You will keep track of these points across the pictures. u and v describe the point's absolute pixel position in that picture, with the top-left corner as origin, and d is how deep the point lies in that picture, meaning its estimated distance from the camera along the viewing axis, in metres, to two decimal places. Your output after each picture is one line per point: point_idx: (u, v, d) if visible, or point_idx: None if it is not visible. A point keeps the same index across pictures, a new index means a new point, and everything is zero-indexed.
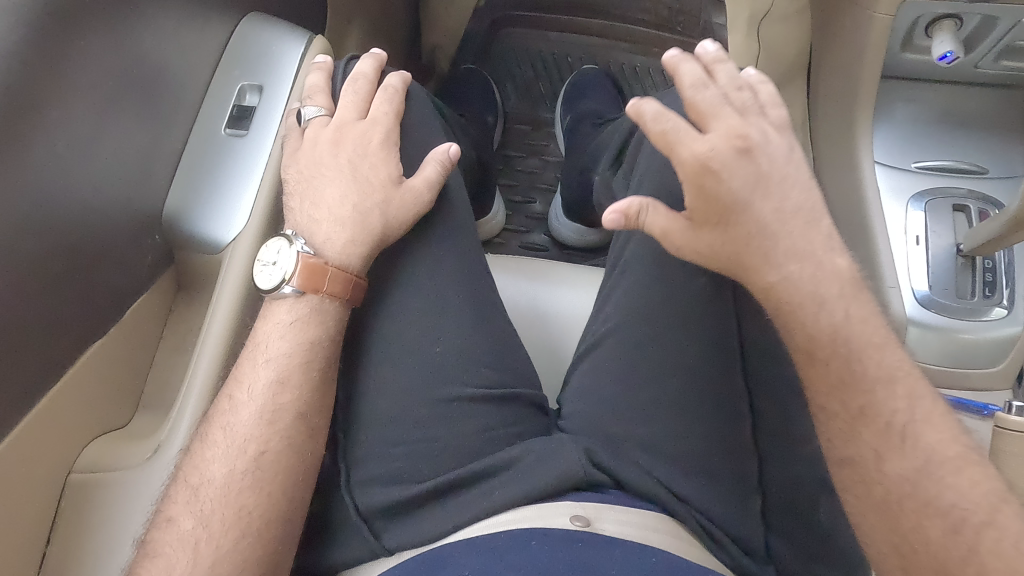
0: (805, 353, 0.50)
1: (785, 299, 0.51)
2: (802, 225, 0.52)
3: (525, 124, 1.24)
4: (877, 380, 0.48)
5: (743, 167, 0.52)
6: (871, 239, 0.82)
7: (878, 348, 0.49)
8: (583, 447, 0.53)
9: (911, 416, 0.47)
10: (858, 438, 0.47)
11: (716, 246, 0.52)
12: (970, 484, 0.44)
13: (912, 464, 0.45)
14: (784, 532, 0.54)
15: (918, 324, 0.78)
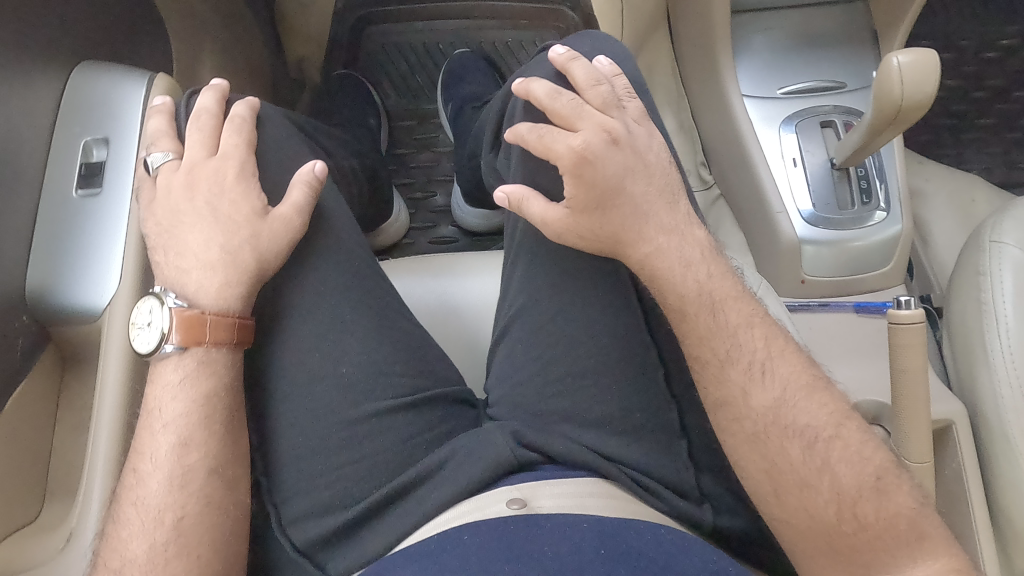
0: (677, 313, 0.55)
1: (654, 268, 0.55)
2: (664, 207, 0.56)
3: (410, 120, 1.22)
4: (733, 330, 0.54)
5: (606, 160, 0.54)
6: (753, 171, 0.85)
7: (734, 304, 0.55)
8: (509, 431, 0.56)
9: (764, 356, 0.53)
10: (727, 380, 0.53)
11: (599, 232, 0.55)
12: (817, 408, 0.51)
13: (771, 396, 0.51)
14: (715, 468, 0.56)
15: (812, 242, 0.82)
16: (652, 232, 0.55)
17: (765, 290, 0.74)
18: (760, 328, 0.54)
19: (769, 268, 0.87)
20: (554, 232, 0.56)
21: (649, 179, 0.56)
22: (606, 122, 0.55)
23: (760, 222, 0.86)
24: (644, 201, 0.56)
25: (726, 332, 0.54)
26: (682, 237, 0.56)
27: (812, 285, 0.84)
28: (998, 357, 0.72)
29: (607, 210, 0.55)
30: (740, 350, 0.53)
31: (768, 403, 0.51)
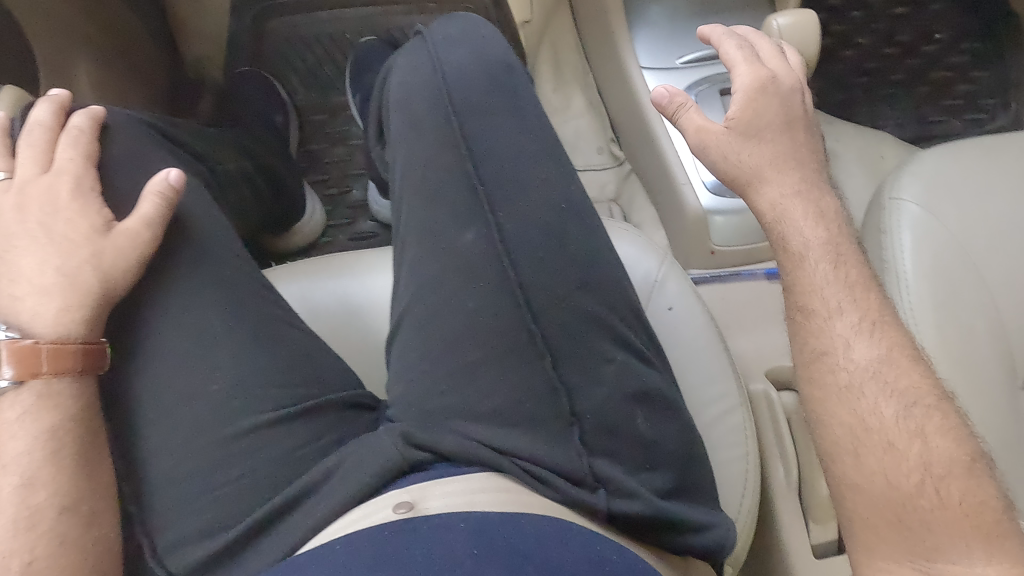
0: (799, 257, 0.57)
1: (785, 214, 0.59)
2: (776, 172, 0.60)
3: (322, 114, 1.19)
4: (828, 284, 0.56)
5: (763, 102, 0.61)
6: (656, 146, 0.85)
7: (856, 266, 0.57)
8: (399, 433, 0.54)
9: (874, 315, 0.55)
10: (829, 330, 0.54)
11: (742, 157, 0.61)
12: (918, 376, 0.52)
13: (871, 353, 0.52)
14: (613, 454, 0.54)
15: (720, 213, 0.81)
16: (767, 185, 0.60)
17: (666, 272, 0.73)
18: (865, 296, 0.55)
19: (678, 241, 0.87)
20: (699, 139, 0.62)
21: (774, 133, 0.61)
22: (763, 72, 0.62)
23: (666, 195, 0.86)
24: (771, 152, 0.61)
25: (832, 285, 0.56)
26: (812, 196, 0.60)
27: (723, 255, 0.83)
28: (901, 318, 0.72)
29: (752, 140, 0.61)
30: (851, 305, 0.55)
31: (869, 360, 0.52)
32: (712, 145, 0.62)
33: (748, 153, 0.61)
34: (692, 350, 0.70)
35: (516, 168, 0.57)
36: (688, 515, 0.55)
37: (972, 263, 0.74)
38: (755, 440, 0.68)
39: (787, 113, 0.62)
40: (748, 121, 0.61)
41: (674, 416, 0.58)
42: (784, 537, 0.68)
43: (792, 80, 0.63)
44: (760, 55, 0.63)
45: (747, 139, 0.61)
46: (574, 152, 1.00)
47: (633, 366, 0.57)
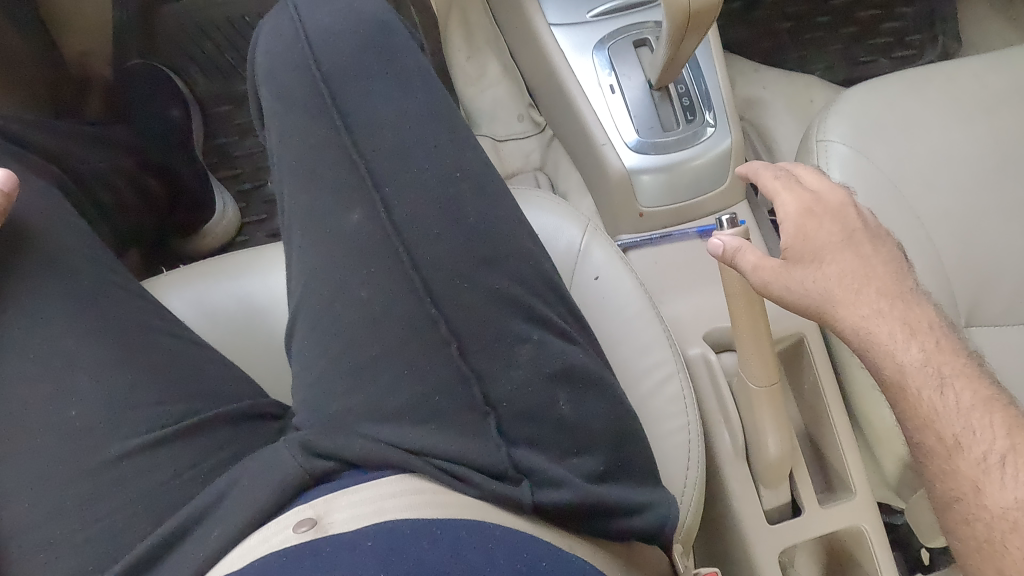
0: (898, 387, 0.52)
1: (869, 338, 0.53)
2: (852, 296, 0.54)
3: (228, 105, 1.12)
4: (943, 412, 0.50)
5: (814, 223, 0.56)
6: (571, 107, 0.80)
7: (966, 381, 0.51)
8: (298, 442, 0.48)
9: (1011, 446, 0.48)
10: (958, 472, 0.49)
11: (807, 286, 0.55)
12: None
13: (1013, 496, 0.46)
14: (535, 441, 0.49)
15: (647, 172, 0.77)
16: (841, 316, 0.54)
17: (590, 240, 0.68)
18: (1002, 429, 0.48)
19: (606, 206, 0.82)
20: (768, 281, 0.55)
21: (837, 258, 0.55)
22: (806, 194, 0.58)
23: (589, 158, 0.80)
24: (840, 277, 0.55)
25: (949, 415, 0.50)
26: (898, 311, 0.54)
27: (653, 216, 0.79)
28: None
29: (810, 264, 0.55)
30: (975, 437, 0.49)
31: (1008, 507, 0.46)
32: (773, 283, 0.55)
33: (812, 278, 0.55)
34: (623, 320, 0.66)
35: (403, 140, 0.52)
36: (624, 498, 0.51)
37: (903, 199, 0.71)
38: (695, 407, 0.64)
39: (845, 227, 0.57)
40: (805, 256, 0.55)
41: (602, 395, 0.54)
42: (735, 504, 0.67)
43: (839, 196, 0.58)
44: (796, 176, 0.60)
45: (812, 274, 0.55)
46: (494, 123, 0.96)
47: (550, 344, 0.52)
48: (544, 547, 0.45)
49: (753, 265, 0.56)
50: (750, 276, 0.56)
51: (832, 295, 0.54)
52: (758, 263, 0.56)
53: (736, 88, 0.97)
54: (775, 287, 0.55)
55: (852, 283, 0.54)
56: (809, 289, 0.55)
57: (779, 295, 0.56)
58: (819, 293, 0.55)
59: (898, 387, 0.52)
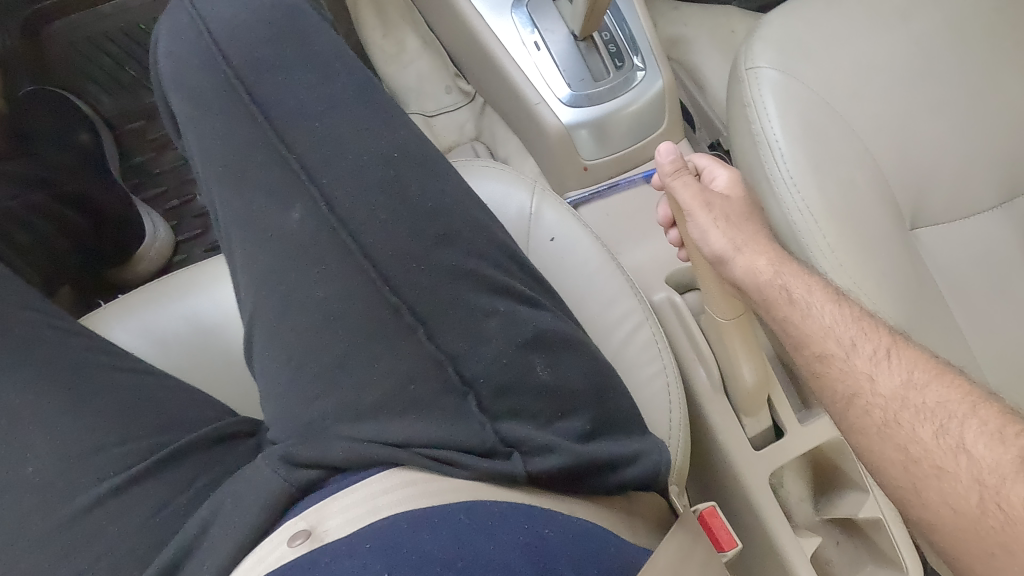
0: (797, 305, 0.56)
1: (783, 269, 0.58)
2: (760, 242, 0.60)
3: (137, 121, 1.05)
4: (837, 323, 0.54)
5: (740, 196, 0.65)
6: (498, 71, 0.78)
7: (854, 307, 0.56)
8: (278, 456, 0.46)
9: (889, 343, 0.52)
10: (854, 368, 0.52)
11: (736, 222, 0.61)
12: (947, 389, 0.48)
13: (898, 380, 0.50)
14: (517, 412, 0.49)
15: (584, 126, 0.75)
16: (760, 254, 0.58)
17: (540, 202, 0.67)
18: (879, 335, 0.53)
19: (549, 166, 0.81)
20: (703, 206, 0.60)
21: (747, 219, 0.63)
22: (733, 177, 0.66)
23: (525, 120, 0.79)
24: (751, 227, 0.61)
25: (841, 324, 0.54)
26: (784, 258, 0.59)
27: (596, 169, 0.78)
28: (785, 191, 0.69)
29: (739, 213, 0.62)
30: (865, 340, 0.53)
31: (895, 386, 0.49)
32: (713, 208, 0.60)
33: (735, 218, 0.61)
34: (585, 277, 0.65)
35: (330, 128, 0.49)
36: (615, 451, 0.51)
37: (836, 116, 0.72)
38: (669, 351, 0.65)
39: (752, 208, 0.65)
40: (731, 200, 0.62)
41: (577, 355, 0.54)
42: (721, 437, 0.68)
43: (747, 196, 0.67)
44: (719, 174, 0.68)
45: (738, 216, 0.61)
46: (422, 99, 0.93)
47: (518, 312, 0.51)
48: (548, 516, 0.45)
49: (697, 186, 0.61)
50: (691, 196, 0.60)
51: (750, 236, 0.60)
52: (700, 189, 0.61)
53: (658, 28, 0.96)
54: (713, 211, 0.60)
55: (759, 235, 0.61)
56: (735, 223, 0.60)
57: (714, 221, 0.60)
58: (745, 236, 0.60)
59: (797, 305, 0.56)
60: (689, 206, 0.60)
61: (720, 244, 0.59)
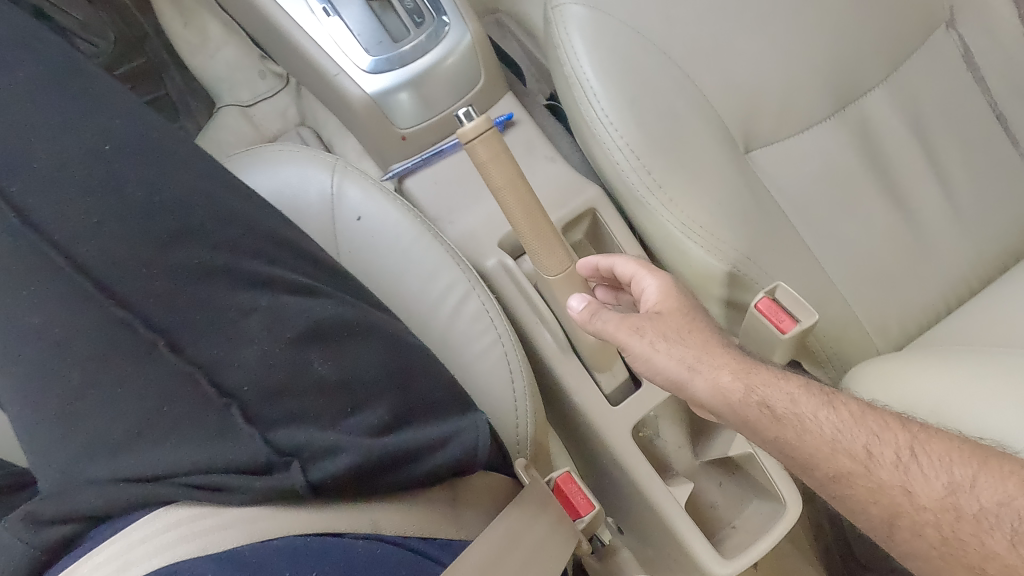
0: (795, 418, 0.49)
1: (753, 379, 0.51)
2: (723, 351, 0.53)
3: None
4: (841, 432, 0.48)
5: (679, 293, 0.58)
6: (292, 46, 0.71)
7: (847, 397, 0.50)
8: (20, 515, 0.39)
9: (912, 439, 0.46)
10: (881, 483, 0.46)
11: (681, 334, 0.54)
12: (999, 477, 0.42)
13: (940, 484, 0.44)
14: (297, 415, 0.44)
15: (393, 96, 0.70)
16: (719, 367, 0.52)
17: (340, 179, 0.62)
18: (896, 431, 0.47)
19: (368, 142, 0.75)
20: (632, 334, 0.55)
21: (691, 320, 0.56)
22: (663, 278, 0.59)
23: (332, 96, 0.73)
24: (700, 334, 0.54)
25: (846, 433, 0.48)
26: (750, 366, 0.53)
27: (416, 138, 0.73)
28: (603, 131, 0.65)
29: (682, 314, 0.55)
30: (881, 443, 0.47)
31: (939, 495, 0.44)
32: (646, 330, 0.55)
33: (682, 329, 0.54)
34: (402, 255, 0.61)
35: (29, 142, 0.46)
36: (417, 440, 0.47)
37: (649, 43, 0.67)
38: (503, 318, 0.60)
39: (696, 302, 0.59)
40: (665, 313, 0.56)
41: (367, 343, 0.49)
42: (577, 400, 0.65)
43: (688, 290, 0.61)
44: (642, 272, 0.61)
45: (678, 326, 0.54)
46: (235, 89, 0.86)
47: (285, 303, 0.47)
48: (316, 548, 0.40)
49: (619, 315, 0.57)
50: (616, 326, 0.56)
51: (704, 345, 0.53)
52: (625, 316, 0.57)
53: None
54: (648, 334, 0.55)
55: (719, 343, 0.54)
56: (680, 338, 0.54)
57: (652, 344, 0.54)
58: (704, 354, 0.53)
59: (795, 421, 0.49)
60: (620, 336, 0.56)
61: (671, 365, 0.54)
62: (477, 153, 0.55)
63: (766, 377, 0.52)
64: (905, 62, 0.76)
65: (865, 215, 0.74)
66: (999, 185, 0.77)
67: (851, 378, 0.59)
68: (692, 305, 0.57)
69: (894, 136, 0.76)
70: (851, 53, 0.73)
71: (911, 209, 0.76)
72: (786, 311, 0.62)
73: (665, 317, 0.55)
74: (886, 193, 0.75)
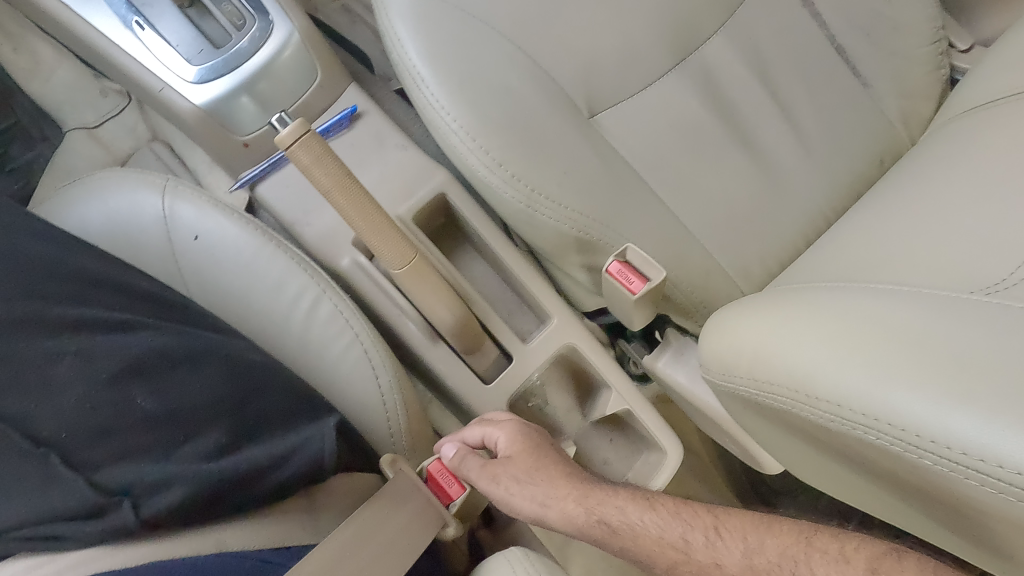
0: (629, 526, 0.52)
1: (592, 500, 0.54)
2: (566, 480, 0.56)
3: None
4: (664, 529, 0.51)
5: (528, 436, 0.59)
6: (114, 66, 0.69)
7: (664, 496, 0.54)
8: None
9: (714, 521, 0.51)
10: (696, 561, 0.49)
11: (528, 473, 0.56)
12: (779, 536, 0.48)
13: (737, 549, 0.48)
14: (122, 453, 0.42)
15: (224, 105, 0.68)
16: (565, 497, 0.55)
17: (172, 199, 0.62)
18: (700, 518, 0.51)
19: (212, 151, 0.73)
20: (487, 482, 0.56)
21: (540, 457, 0.57)
22: (512, 425, 0.59)
23: (165, 111, 0.71)
24: (547, 469, 0.57)
25: (668, 530, 0.51)
26: (589, 487, 0.56)
27: (258, 143, 0.72)
28: (437, 116, 0.65)
29: (528, 452, 0.57)
30: (691, 529, 0.51)
31: (739, 559, 0.48)
32: (500, 475, 0.56)
33: (529, 471, 0.56)
34: (245, 269, 0.61)
35: None
36: (259, 457, 0.46)
37: (476, 20, 0.67)
38: (359, 318, 0.61)
39: (547, 443, 0.60)
40: (516, 455, 0.57)
41: (196, 367, 0.48)
42: (447, 382, 0.66)
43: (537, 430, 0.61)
44: (489, 426, 0.60)
45: (528, 465, 0.56)
46: (78, 112, 0.90)
47: (99, 342, 0.46)
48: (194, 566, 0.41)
49: (479, 462, 0.57)
50: (477, 474, 0.57)
51: (549, 480, 0.56)
52: (483, 464, 0.57)
53: None
54: (504, 479, 0.56)
55: (562, 474, 0.57)
56: (526, 477, 0.56)
57: (507, 487, 0.56)
58: (547, 489, 0.56)
59: (628, 527, 0.52)
60: (481, 483, 0.57)
61: (525, 504, 0.55)
62: (298, 158, 0.51)
63: (601, 492, 0.55)
64: (740, 7, 0.77)
65: (717, 164, 0.74)
66: (846, 117, 0.79)
67: (711, 323, 0.60)
68: (540, 449, 0.58)
69: (738, 82, 0.77)
70: (682, 5, 0.74)
71: (763, 152, 0.77)
72: (637, 271, 0.65)
73: (511, 458, 0.57)
74: (736, 141, 0.76)
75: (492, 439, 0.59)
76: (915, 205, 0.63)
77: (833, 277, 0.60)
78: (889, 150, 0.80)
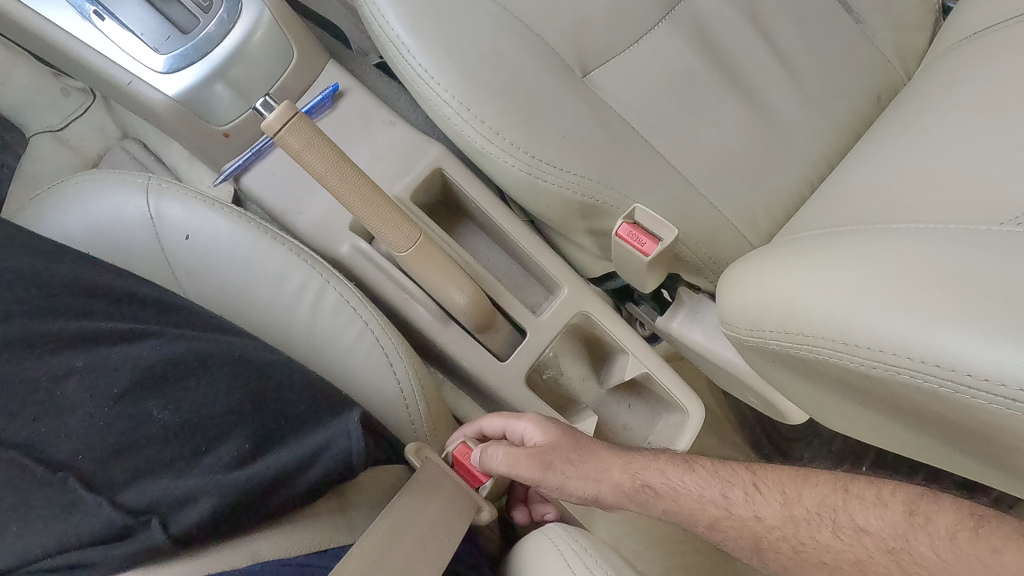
0: (672, 490, 0.52)
1: (636, 465, 0.54)
2: (607, 452, 0.56)
3: None
4: (704, 488, 0.51)
5: (557, 421, 0.57)
6: (78, 64, 0.65)
7: (701, 457, 0.54)
8: None
9: (752, 476, 0.51)
10: (735, 516, 0.49)
11: (571, 449, 0.55)
12: (815, 485, 0.48)
13: (776, 502, 0.49)
14: (143, 470, 0.41)
15: (200, 95, 0.65)
16: (611, 467, 0.54)
17: (156, 198, 0.59)
18: (739, 473, 0.51)
19: (191, 145, 0.70)
20: (536, 464, 0.54)
21: (576, 436, 0.57)
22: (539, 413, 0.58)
23: (138, 107, 0.67)
24: (586, 445, 0.56)
25: (708, 488, 0.51)
26: (630, 457, 0.55)
27: (239, 133, 0.68)
28: (428, 88, 0.63)
29: (562, 431, 0.57)
30: (730, 485, 0.51)
31: (779, 511, 0.48)
32: (550, 455, 0.55)
33: (572, 448, 0.56)
34: (241, 265, 0.58)
35: None
36: (286, 459, 0.44)
37: None
38: (365, 305, 0.58)
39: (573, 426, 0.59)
40: (555, 436, 0.56)
41: (208, 373, 0.46)
42: (463, 363, 0.64)
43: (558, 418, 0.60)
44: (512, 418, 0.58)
45: (571, 443, 0.56)
46: (40, 114, 0.86)
47: (104, 355, 0.44)
48: None
49: (522, 449, 0.55)
50: (523, 460, 0.54)
51: (596, 454, 0.56)
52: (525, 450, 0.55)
53: None
54: (559, 466, 0.55)
55: (600, 447, 0.56)
56: (571, 454, 0.55)
57: (556, 464, 0.55)
58: (591, 463, 0.55)
59: (668, 491, 0.52)
60: (528, 469, 0.54)
61: (573, 479, 0.55)
62: (287, 144, 0.48)
63: (641, 459, 0.55)
64: None
65: (717, 114, 0.72)
66: (841, 56, 0.77)
67: (726, 278, 0.59)
68: (572, 430, 0.57)
69: (730, 29, 0.74)
70: None
71: (761, 98, 0.74)
72: (648, 233, 0.63)
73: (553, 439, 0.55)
74: (734, 89, 0.73)
75: (519, 428, 0.57)
76: (925, 138, 0.62)
77: (849, 220, 0.59)
78: (886, 86, 0.79)
